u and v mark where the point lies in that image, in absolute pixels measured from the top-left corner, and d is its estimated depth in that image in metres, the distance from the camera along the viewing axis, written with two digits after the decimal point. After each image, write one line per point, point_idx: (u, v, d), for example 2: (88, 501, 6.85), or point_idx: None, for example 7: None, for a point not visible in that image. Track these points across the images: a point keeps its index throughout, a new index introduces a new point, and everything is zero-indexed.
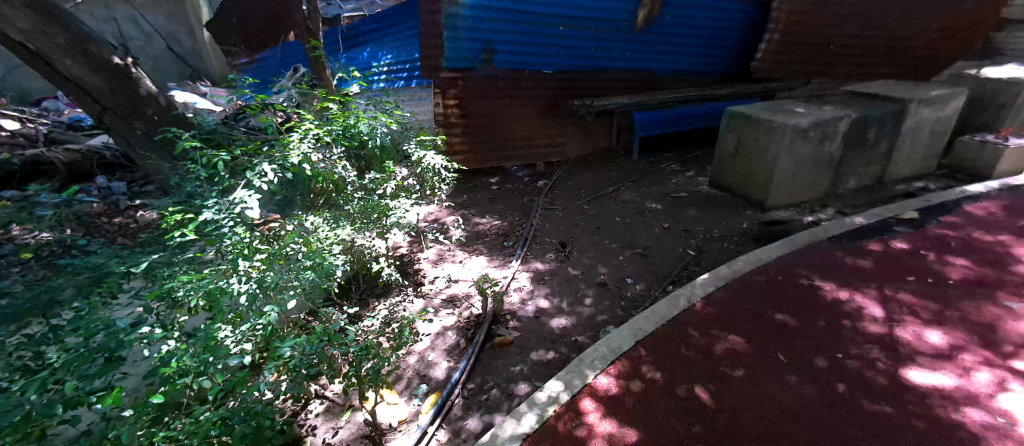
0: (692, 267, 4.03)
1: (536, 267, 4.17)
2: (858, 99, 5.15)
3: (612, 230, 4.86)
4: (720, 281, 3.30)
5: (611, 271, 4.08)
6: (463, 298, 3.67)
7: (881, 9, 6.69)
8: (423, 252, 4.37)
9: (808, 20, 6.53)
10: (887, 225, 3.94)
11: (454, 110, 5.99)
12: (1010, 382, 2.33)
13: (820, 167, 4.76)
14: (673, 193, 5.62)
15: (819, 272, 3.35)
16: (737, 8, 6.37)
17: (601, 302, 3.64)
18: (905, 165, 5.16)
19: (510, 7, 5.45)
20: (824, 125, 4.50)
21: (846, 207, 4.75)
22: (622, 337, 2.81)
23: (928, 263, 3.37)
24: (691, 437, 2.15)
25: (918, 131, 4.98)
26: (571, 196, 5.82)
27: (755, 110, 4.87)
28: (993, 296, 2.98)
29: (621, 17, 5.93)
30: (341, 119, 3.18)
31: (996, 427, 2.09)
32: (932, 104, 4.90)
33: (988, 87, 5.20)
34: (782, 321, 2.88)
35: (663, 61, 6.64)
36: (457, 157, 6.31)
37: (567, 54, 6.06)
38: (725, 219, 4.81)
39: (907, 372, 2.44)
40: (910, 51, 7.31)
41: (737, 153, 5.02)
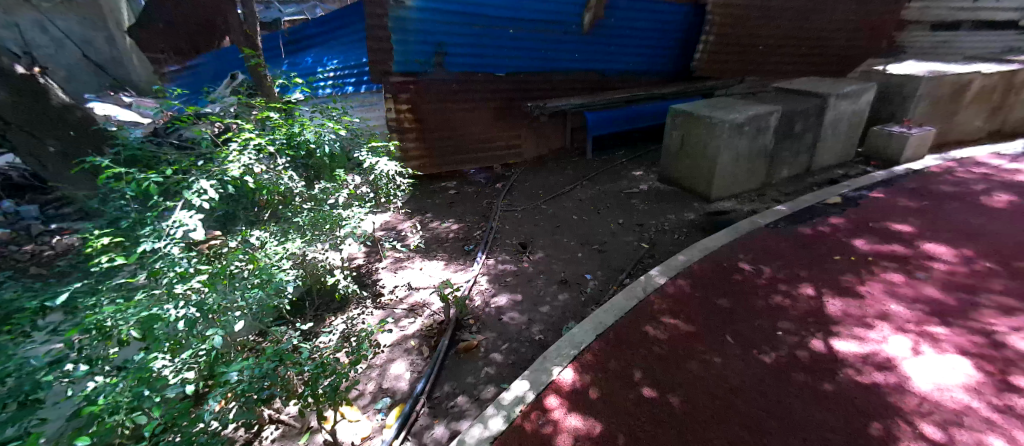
0: (647, 260, 4.19)
1: (497, 269, 4.19)
2: (786, 95, 5.57)
3: (570, 228, 4.96)
4: (673, 271, 3.47)
5: (571, 268, 4.17)
6: (425, 305, 3.62)
7: (803, 11, 7.28)
8: (380, 262, 4.25)
9: (739, 22, 6.98)
10: (814, 210, 4.29)
11: (407, 115, 5.89)
12: (921, 345, 2.60)
13: (756, 160, 5.11)
14: (626, 190, 5.82)
15: (758, 257, 3.59)
16: (676, 11, 6.69)
17: (563, 299, 3.71)
18: (829, 154, 5.64)
19: (459, 10, 5.44)
20: (758, 120, 4.84)
21: (781, 196, 5.12)
22: (584, 332, 2.89)
23: (850, 243, 3.70)
24: (650, 422, 2.24)
25: (838, 123, 5.46)
26: (529, 197, 5.88)
27: (697, 107, 5.14)
28: (904, 269, 3.32)
29: (569, 19, 6.07)
30: (285, 128, 3.06)
31: (909, 386, 2.32)
32: (849, 98, 5.39)
33: (893, 82, 5.78)
34: (727, 305, 3.07)
35: (611, 62, 6.86)
36: (412, 163, 6.20)
37: (518, 57, 6.12)
38: (674, 211, 5.06)
39: (834, 343, 2.67)
40: (829, 50, 7.97)
41: (683, 149, 5.28)
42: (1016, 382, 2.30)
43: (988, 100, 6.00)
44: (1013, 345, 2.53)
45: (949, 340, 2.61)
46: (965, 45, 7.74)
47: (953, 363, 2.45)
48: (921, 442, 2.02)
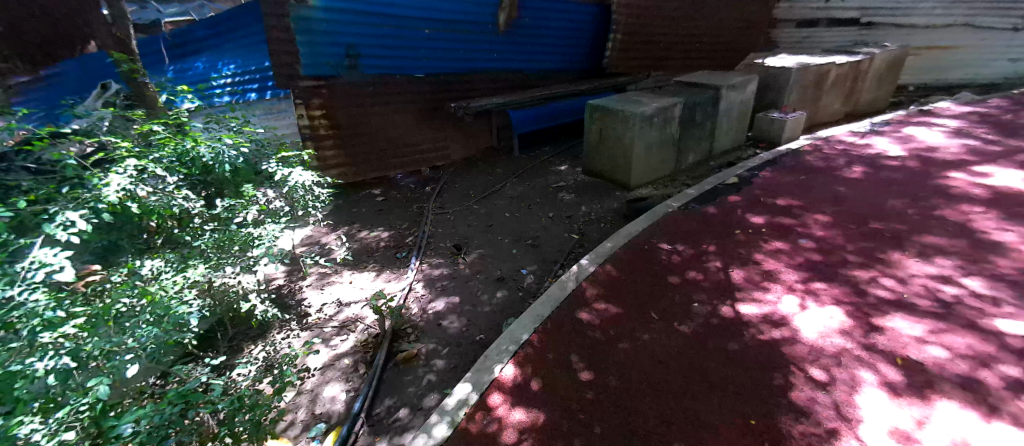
0: (578, 250, 4.37)
1: (432, 274, 4.10)
2: (687, 87, 6.10)
3: (503, 226, 5.01)
4: (602, 258, 3.66)
5: (506, 265, 4.22)
6: (358, 320, 3.45)
7: (694, 11, 8.01)
8: (304, 280, 3.96)
9: (641, 21, 7.50)
10: (716, 190, 4.76)
11: (322, 121, 5.57)
12: (807, 300, 3.00)
13: (666, 148, 5.55)
14: (554, 184, 6.01)
15: (674, 238, 3.90)
16: (586, 11, 7.01)
17: (501, 297, 3.75)
18: (726, 140, 6.28)
19: (368, 9, 5.24)
20: (664, 111, 5.25)
21: (689, 180, 5.60)
22: (522, 326, 2.94)
23: (746, 217, 4.16)
24: (589, 404, 2.34)
25: (731, 111, 6.09)
26: (460, 198, 5.84)
27: (611, 102, 5.45)
28: (790, 236, 3.80)
29: (484, 19, 6.11)
30: (173, 143, 2.72)
31: (799, 337, 2.67)
32: (738, 88, 6.04)
33: (771, 73, 6.56)
34: (650, 284, 3.30)
35: (529, 61, 7.02)
36: (332, 172, 5.86)
37: (435, 57, 6.04)
38: (599, 201, 5.32)
39: (740, 307, 2.98)
40: (720, 45, 8.84)
41: (602, 142, 5.58)
42: (877, 322, 2.74)
43: (842, 86, 7.07)
44: (873, 291, 3.02)
45: (827, 293, 3.05)
46: (822, 40, 9.02)
47: (831, 312, 2.86)
48: (812, 384, 2.33)
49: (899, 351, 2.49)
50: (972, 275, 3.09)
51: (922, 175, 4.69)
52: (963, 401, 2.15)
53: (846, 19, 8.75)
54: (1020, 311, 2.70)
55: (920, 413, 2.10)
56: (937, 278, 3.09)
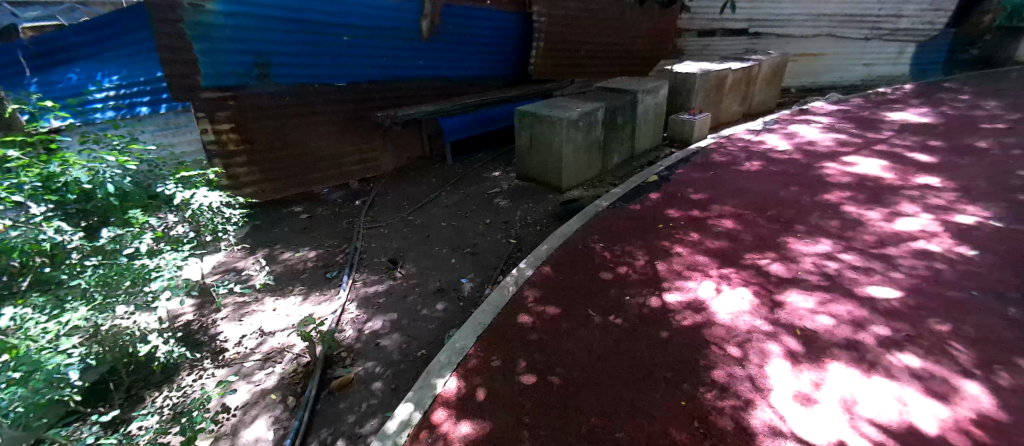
0: (516, 254, 4.41)
1: (366, 292, 3.90)
2: (607, 92, 6.44)
3: (439, 236, 4.92)
4: (539, 261, 3.72)
5: (445, 276, 4.14)
6: (285, 349, 3.18)
7: (609, 21, 8.41)
8: (218, 312, 3.57)
9: (560, 30, 7.74)
10: (639, 188, 5.06)
11: (231, 136, 5.11)
12: (721, 285, 3.28)
13: (593, 150, 5.80)
14: (489, 191, 6.03)
15: (605, 236, 4.07)
16: (507, 19, 7.14)
17: (441, 309, 3.66)
18: (645, 141, 6.72)
19: (276, 15, 4.91)
20: (589, 116, 5.49)
21: (616, 180, 5.91)
22: (464, 336, 2.90)
23: (666, 213, 4.48)
24: (534, 407, 2.35)
25: (648, 114, 6.54)
26: (392, 210, 5.65)
27: (538, 107, 5.60)
28: (704, 227, 4.15)
29: (406, 26, 6.00)
30: (36, 167, 2.32)
31: (716, 320, 2.91)
32: (652, 93, 6.49)
33: (679, 78, 7.13)
34: (584, 282, 3.42)
35: (456, 68, 6.99)
36: (246, 190, 5.39)
37: (356, 65, 5.80)
38: (534, 205, 5.43)
39: (665, 297, 3.19)
40: (636, 52, 9.28)
41: (532, 147, 5.71)
42: (779, 298, 3.07)
43: (739, 89, 7.88)
44: (775, 272, 3.38)
45: (738, 277, 3.35)
46: (719, 49, 9.95)
47: (743, 294, 3.15)
48: (730, 361, 2.55)
49: (798, 323, 2.81)
50: (850, 250, 3.57)
51: (806, 166, 5.37)
52: (849, 361, 2.47)
53: (737, 30, 9.74)
54: (887, 279, 3.17)
55: (816, 377, 2.39)
56: (824, 255, 3.53)
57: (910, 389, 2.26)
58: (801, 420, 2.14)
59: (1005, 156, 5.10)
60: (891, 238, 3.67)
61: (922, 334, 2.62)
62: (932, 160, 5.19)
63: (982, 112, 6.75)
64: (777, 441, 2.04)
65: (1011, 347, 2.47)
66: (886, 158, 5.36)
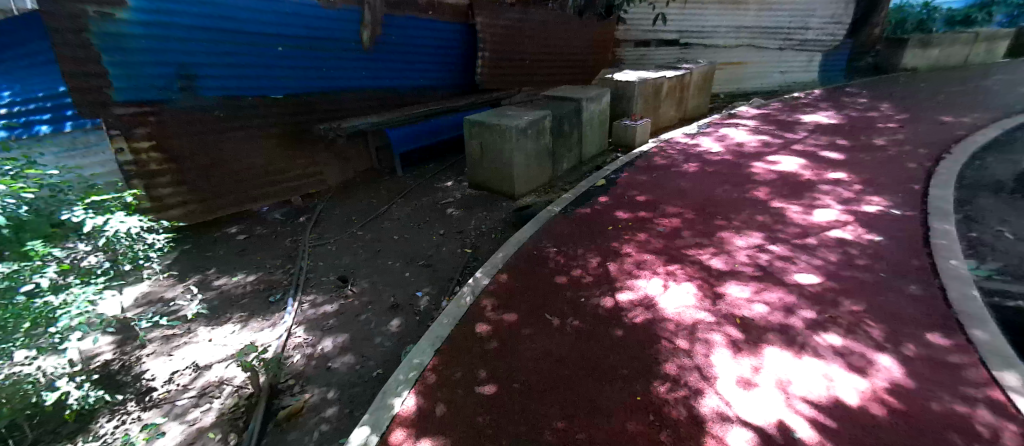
0: (472, 264, 4.38)
1: (314, 314, 3.70)
2: (553, 100, 6.61)
3: (392, 250, 4.78)
4: (494, 269, 3.71)
5: (399, 290, 4.02)
6: (223, 383, 2.93)
7: (551, 31, 8.58)
8: (143, 349, 3.23)
9: (504, 40, 7.80)
10: (588, 192, 5.22)
11: (152, 155, 4.66)
12: (668, 281, 3.44)
13: (543, 157, 5.91)
14: (442, 201, 5.96)
15: (557, 241, 4.15)
16: (451, 29, 7.15)
17: (396, 326, 3.54)
18: (592, 146, 6.94)
19: (200, 25, 4.60)
20: (536, 123, 5.59)
21: (566, 185, 6.06)
22: (422, 351, 2.82)
23: (614, 215, 4.64)
24: (497, 417, 2.32)
25: (593, 120, 6.77)
26: (340, 225, 5.42)
27: (486, 116, 5.62)
28: (650, 227, 4.35)
29: (345, 36, 5.84)
30: None
31: (665, 315, 3.04)
32: (596, 100, 6.74)
33: (619, 86, 7.46)
34: (540, 287, 3.46)
35: (401, 78, 6.86)
36: (173, 213, 4.93)
37: (293, 77, 5.54)
38: (487, 213, 5.43)
39: (618, 296, 3.29)
40: (580, 62, 9.54)
41: (483, 155, 5.72)
42: (719, 290, 3.28)
43: (674, 96, 8.38)
44: (715, 266, 3.60)
45: (683, 273, 3.54)
46: (654, 58, 10.48)
47: (688, 288, 3.33)
48: (679, 354, 2.67)
49: (737, 312, 3.01)
50: (778, 242, 3.89)
51: (736, 165, 5.80)
52: (782, 345, 2.68)
53: (669, 40, 10.32)
54: (810, 266, 3.48)
55: (756, 362, 2.56)
56: (756, 248, 3.81)
57: (835, 365, 2.48)
58: (745, 404, 2.28)
59: (897, 151, 5.80)
60: (811, 229, 4.04)
61: (842, 314, 2.90)
62: (840, 157, 5.79)
63: (877, 113, 7.64)
64: (726, 426, 2.15)
65: (913, 320, 2.79)
66: (803, 157, 5.91)
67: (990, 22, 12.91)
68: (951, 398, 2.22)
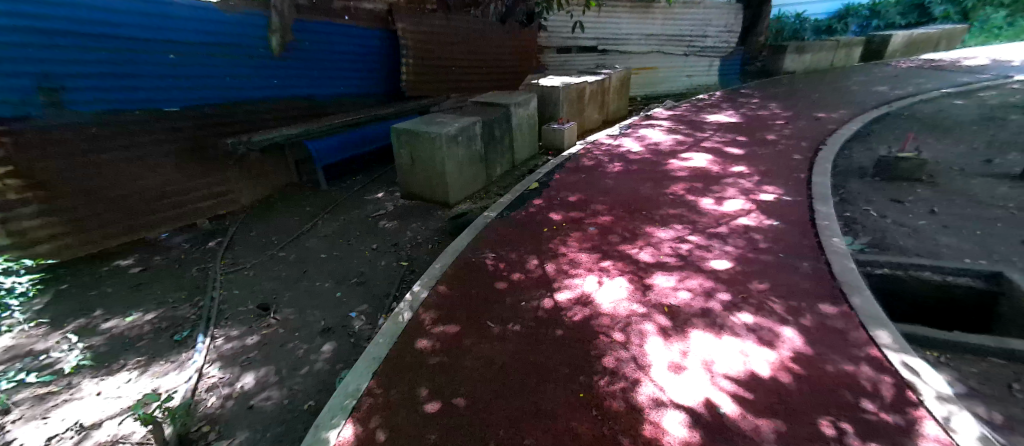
0: (408, 278, 4.23)
1: (232, 349, 3.35)
2: (482, 107, 6.63)
3: (320, 269, 4.48)
4: (432, 281, 3.62)
5: (330, 313, 3.77)
6: (118, 441, 2.54)
7: (476, 38, 8.57)
8: (7, 414, 2.70)
9: (429, 47, 7.64)
10: (521, 196, 5.29)
11: (9, 182, 3.96)
12: (602, 278, 3.58)
13: (475, 163, 5.90)
14: (372, 214, 5.71)
15: (494, 247, 4.14)
16: (369, 36, 6.93)
17: (328, 351, 3.31)
18: (523, 150, 7.06)
19: (67, 29, 4.02)
20: (467, 130, 5.55)
21: (500, 190, 6.10)
22: (358, 375, 2.66)
23: (548, 217, 4.75)
24: (442, 434, 2.24)
25: (522, 125, 6.89)
26: (258, 247, 4.98)
27: (415, 124, 5.49)
28: (582, 226, 4.50)
29: (250, 42, 5.42)
30: None
31: (601, 310, 3.16)
32: (524, 106, 6.85)
33: (545, 92, 7.67)
34: (479, 295, 3.43)
35: (320, 87, 6.47)
36: (40, 249, 4.24)
37: (191, 87, 5.00)
38: (421, 224, 5.29)
39: (556, 296, 3.36)
40: (507, 69, 9.59)
41: (414, 164, 5.58)
42: (648, 282, 3.47)
43: (597, 100, 8.80)
44: (643, 259, 3.81)
45: (615, 268, 3.69)
46: (575, 63, 10.91)
47: (620, 283, 3.49)
48: (616, 347, 2.78)
49: (664, 301, 3.21)
50: (696, 232, 4.21)
51: (655, 163, 6.22)
52: (705, 327, 2.90)
53: (587, 47, 10.90)
54: (724, 252, 3.80)
55: (684, 346, 2.74)
56: (678, 239, 4.10)
57: (749, 342, 2.74)
58: (676, 387, 2.43)
59: (786, 145, 6.58)
60: (722, 219, 4.42)
61: (753, 294, 3.20)
62: (741, 152, 6.43)
63: (768, 111, 8.62)
64: (661, 411, 2.27)
65: (809, 294, 3.16)
66: (711, 153, 6.48)
67: (846, 32, 15.27)
68: (842, 360, 2.54)
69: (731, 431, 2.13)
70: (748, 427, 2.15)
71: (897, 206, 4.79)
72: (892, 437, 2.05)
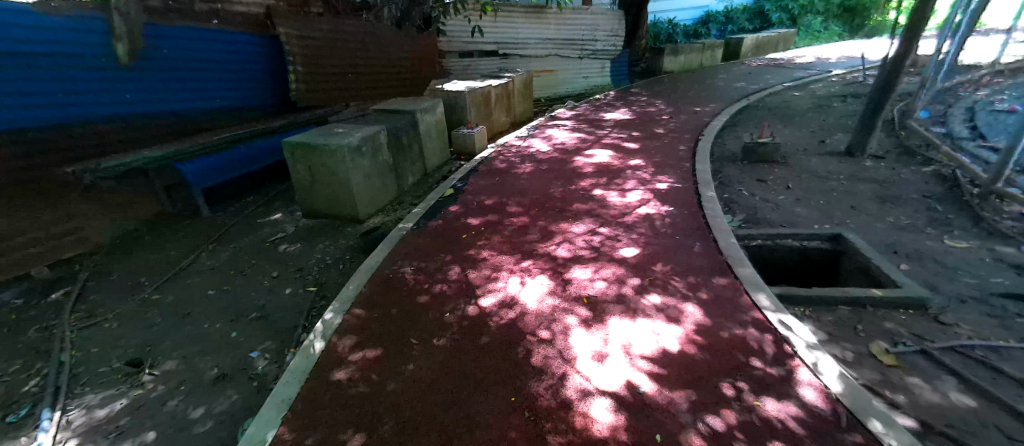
0: (318, 304, 3.89)
1: (94, 420, 2.78)
2: (386, 114, 6.35)
3: (210, 308, 3.93)
4: (346, 304, 3.36)
5: (226, 356, 3.32)
6: None
7: (371, 43, 8.15)
8: None
9: (320, 53, 7.07)
10: (436, 204, 5.16)
11: None
12: (525, 278, 3.63)
13: (384, 174, 5.64)
14: (270, 238, 5.17)
15: (411, 260, 3.98)
16: (244, 42, 6.25)
17: (226, 402, 2.91)
18: (434, 157, 6.93)
19: None
20: (371, 140, 5.26)
21: (414, 200, 5.91)
22: (264, 423, 2.37)
23: (465, 222, 4.70)
24: None
25: (431, 132, 6.74)
26: (125, 292, 4.22)
27: (311, 137, 5.07)
28: (500, 228, 4.53)
29: (88, 51, 4.55)
30: None
31: (526, 310, 3.20)
32: (431, 112, 6.70)
33: (451, 97, 7.59)
34: (399, 312, 3.27)
35: (190, 101, 5.67)
36: None
37: (10, 106, 4.05)
38: (329, 243, 4.92)
39: (481, 303, 3.33)
40: (408, 74, 9.30)
41: (314, 180, 5.16)
42: (568, 276, 3.60)
43: (503, 103, 8.95)
44: (561, 255, 3.94)
45: (536, 267, 3.77)
46: (478, 68, 10.99)
47: (542, 280, 3.57)
48: (542, 344, 2.83)
49: (584, 293, 3.36)
50: (605, 224, 4.48)
51: (562, 161, 6.51)
52: (621, 313, 3.08)
53: (489, 51, 11.03)
54: (631, 240, 4.09)
55: (605, 334, 2.89)
56: (590, 232, 4.31)
57: (658, 321, 2.97)
58: (600, 374, 2.55)
59: (672, 137, 7.31)
60: (627, 209, 4.76)
61: (659, 276, 3.48)
62: (637, 146, 7.00)
63: (655, 108, 9.51)
64: (588, 401, 2.36)
65: (704, 270, 3.53)
66: (611, 149, 6.95)
67: (709, 35, 17.74)
68: (733, 326, 2.87)
69: (652, 408, 2.29)
70: (665, 401, 2.33)
71: (762, 185, 5.57)
72: (777, 388, 2.37)
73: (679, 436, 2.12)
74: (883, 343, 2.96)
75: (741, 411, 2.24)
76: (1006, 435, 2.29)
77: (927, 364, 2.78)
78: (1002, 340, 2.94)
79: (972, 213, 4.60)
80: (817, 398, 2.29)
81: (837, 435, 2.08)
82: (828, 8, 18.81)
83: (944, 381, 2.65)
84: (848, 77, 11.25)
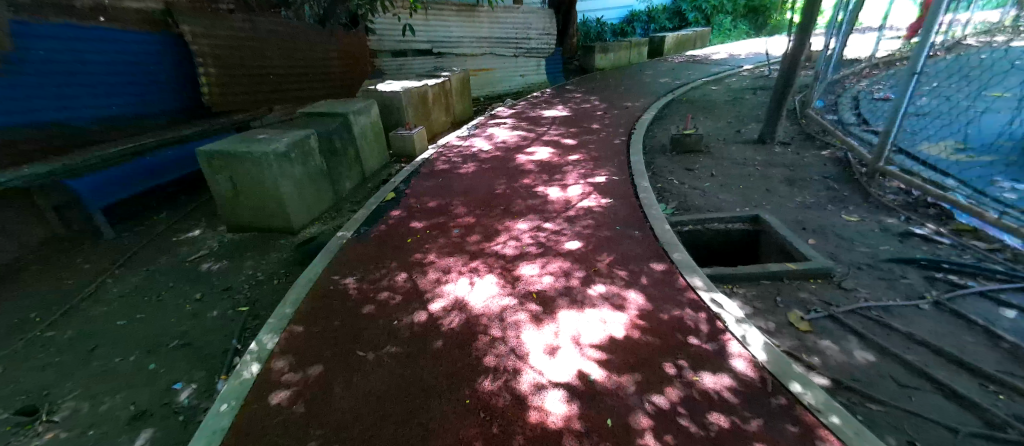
0: (252, 324, 3.61)
1: None
2: (315, 117, 6.01)
3: (120, 340, 3.51)
4: (283, 322, 3.15)
5: (145, 391, 2.98)
6: None
7: (292, 43, 7.66)
8: None
9: (233, 53, 6.50)
10: (376, 209, 4.97)
11: None
12: (474, 278, 3.60)
13: (318, 181, 5.33)
14: (190, 257, 4.70)
15: (353, 269, 3.80)
16: (138, 41, 5.58)
17: (146, 443, 2.60)
18: (372, 161, 6.67)
19: None
20: (299, 145, 4.94)
21: (353, 206, 5.66)
22: None
23: (410, 227, 4.57)
24: None
25: (367, 134, 6.47)
26: (11, 331, 3.65)
27: (231, 144, 4.66)
28: (446, 230, 4.47)
29: None
30: None
31: (477, 310, 3.18)
32: (366, 113, 6.42)
33: (386, 98, 7.34)
34: (343, 325, 3.12)
35: (78, 109, 4.97)
36: None
37: None
38: (259, 258, 4.58)
39: (430, 308, 3.25)
40: (336, 75, 8.85)
41: (238, 191, 4.76)
42: (517, 273, 3.63)
43: (440, 103, 8.80)
44: (508, 252, 3.96)
45: (484, 267, 3.76)
46: (413, 68, 10.65)
47: (491, 280, 3.56)
48: (496, 343, 2.84)
49: (532, 288, 3.40)
50: (549, 219, 4.56)
51: (505, 160, 6.53)
52: (570, 305, 3.16)
53: (423, 50, 10.80)
54: (575, 234, 4.21)
55: (556, 327, 2.95)
56: (535, 228, 4.37)
57: (604, 309, 3.09)
58: (552, 367, 2.61)
59: (607, 132, 7.60)
60: (569, 204, 4.89)
61: (603, 267, 3.62)
62: (575, 142, 7.19)
63: (590, 104, 9.82)
64: (542, 394, 2.40)
65: (642, 257, 3.72)
66: (551, 145, 7.08)
67: (634, 33, 18.58)
68: (671, 307, 3.06)
69: (603, 393, 2.38)
70: (614, 385, 2.43)
71: (690, 174, 5.96)
72: (712, 362, 2.55)
73: (628, 418, 2.22)
74: (799, 311, 3.30)
75: (682, 387, 2.39)
76: (898, 383, 2.64)
77: (834, 326, 3.14)
78: (891, 300, 3.38)
79: (862, 190, 5.25)
80: (747, 367, 2.50)
81: (765, 400, 2.28)
82: (735, 9, 20.53)
83: (849, 341, 3.01)
84: (757, 72, 12.34)
